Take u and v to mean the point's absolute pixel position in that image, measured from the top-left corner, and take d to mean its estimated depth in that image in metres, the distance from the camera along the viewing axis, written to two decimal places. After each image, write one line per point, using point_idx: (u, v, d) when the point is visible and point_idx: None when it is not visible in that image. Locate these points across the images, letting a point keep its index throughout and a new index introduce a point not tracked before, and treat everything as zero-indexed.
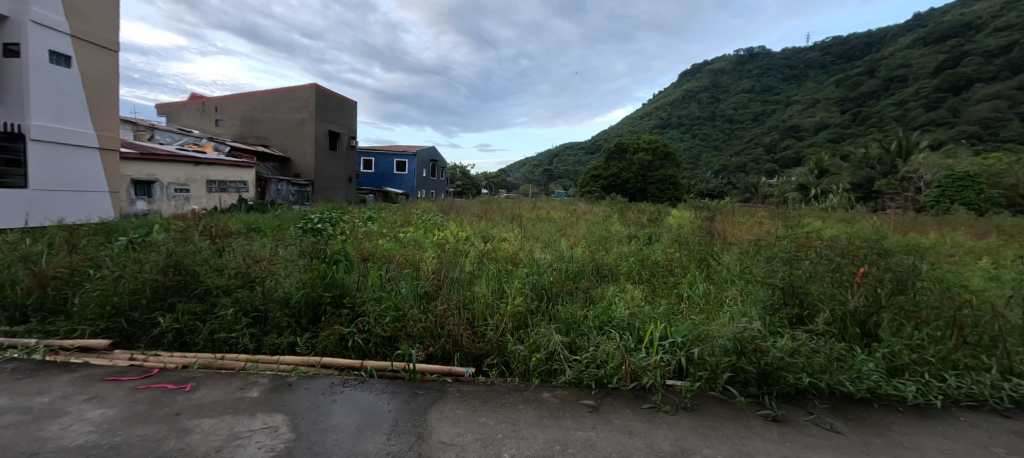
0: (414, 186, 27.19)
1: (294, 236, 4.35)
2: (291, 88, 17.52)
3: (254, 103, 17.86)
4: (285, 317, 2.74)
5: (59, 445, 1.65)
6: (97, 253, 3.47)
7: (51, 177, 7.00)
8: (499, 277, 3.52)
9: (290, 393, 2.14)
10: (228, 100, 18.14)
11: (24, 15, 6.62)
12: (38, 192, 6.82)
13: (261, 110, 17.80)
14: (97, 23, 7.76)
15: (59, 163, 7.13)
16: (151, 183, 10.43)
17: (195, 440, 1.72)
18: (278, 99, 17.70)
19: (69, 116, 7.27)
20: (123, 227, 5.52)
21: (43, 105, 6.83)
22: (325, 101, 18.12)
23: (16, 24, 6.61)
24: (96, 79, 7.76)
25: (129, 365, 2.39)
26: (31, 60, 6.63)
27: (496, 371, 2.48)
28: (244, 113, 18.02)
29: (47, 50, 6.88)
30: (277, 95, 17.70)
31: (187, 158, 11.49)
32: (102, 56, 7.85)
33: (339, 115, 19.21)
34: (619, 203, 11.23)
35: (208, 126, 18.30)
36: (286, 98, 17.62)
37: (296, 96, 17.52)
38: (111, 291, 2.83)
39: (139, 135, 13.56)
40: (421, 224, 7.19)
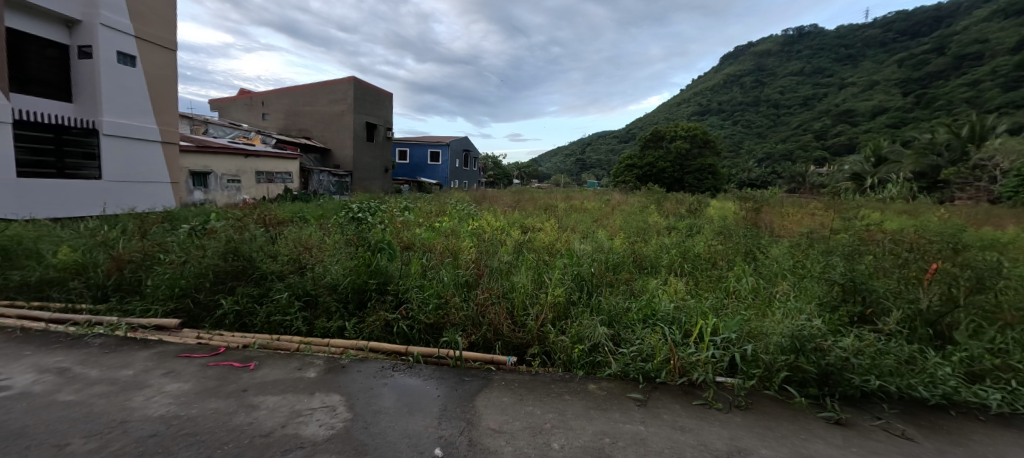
0: (446, 177, 27.50)
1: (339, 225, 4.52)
2: (330, 81, 18.10)
3: (295, 96, 18.56)
4: (334, 302, 2.85)
5: (144, 415, 1.81)
6: (163, 239, 3.72)
7: (121, 169, 7.62)
8: (537, 267, 3.49)
9: (343, 374, 2.23)
10: (273, 94, 18.98)
11: (93, 19, 7.10)
12: (111, 183, 7.46)
13: (303, 103, 18.50)
14: (157, 24, 8.27)
15: (127, 156, 7.74)
16: (207, 174, 11.14)
17: (262, 415, 1.83)
18: (318, 92, 18.31)
19: (133, 112, 7.82)
20: (185, 216, 5.92)
21: (113, 103, 7.40)
22: (362, 93, 18.57)
23: (88, 26, 7.11)
24: (156, 78, 8.30)
25: (197, 343, 2.56)
26: (101, 61, 7.16)
27: (538, 360, 2.48)
28: (288, 106, 18.79)
29: (115, 51, 7.39)
30: (318, 88, 18.33)
31: (238, 152, 12.18)
32: (162, 56, 8.38)
33: (375, 107, 19.68)
34: (655, 193, 10.95)
35: (255, 120, 19.27)
36: (326, 92, 18.22)
37: (335, 90, 18.10)
38: (177, 274, 3.02)
39: (195, 129, 14.53)
40: (456, 213, 7.31)
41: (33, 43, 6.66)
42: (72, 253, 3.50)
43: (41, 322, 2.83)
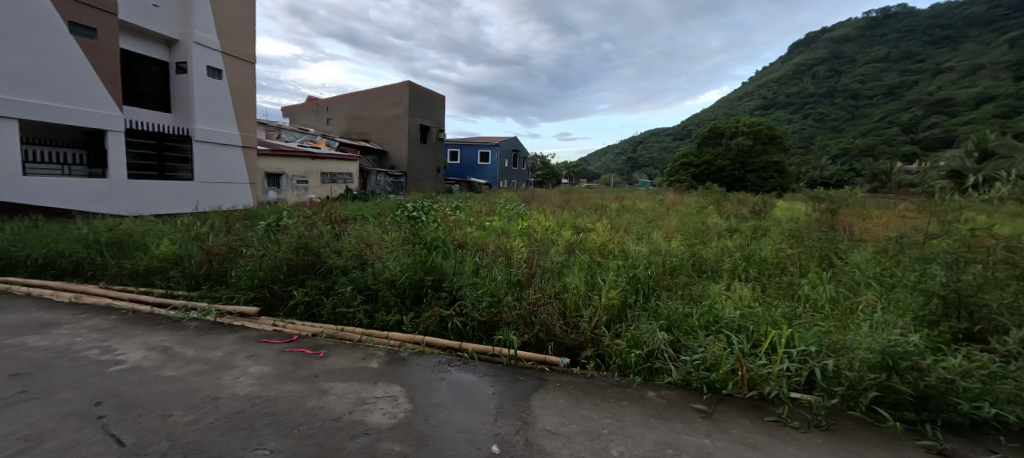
0: (495, 177, 27.95)
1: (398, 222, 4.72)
2: (387, 86, 19.09)
3: (355, 102, 19.79)
4: (393, 296, 2.98)
5: (232, 394, 2.02)
6: (244, 234, 4.11)
7: (207, 172, 9.16)
8: (590, 268, 3.42)
9: (403, 367, 2.33)
10: (336, 100, 20.40)
11: (188, 38, 8.60)
12: (199, 185, 9.01)
13: (363, 107, 19.68)
14: (239, 41, 9.77)
15: (212, 161, 9.27)
16: (279, 176, 12.21)
17: (331, 400, 1.96)
18: (377, 96, 19.38)
19: (219, 120, 9.33)
20: (262, 213, 6.53)
21: (203, 111, 8.92)
22: (416, 96, 19.39)
23: (183, 45, 8.63)
24: (238, 88, 9.82)
25: (273, 330, 2.80)
26: (194, 75, 8.66)
27: (593, 364, 2.44)
28: (349, 111, 20.05)
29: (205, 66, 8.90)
30: (376, 94, 19.39)
31: (306, 155, 13.17)
32: (241, 68, 9.85)
33: (428, 110, 20.45)
34: (714, 192, 10.34)
35: (321, 125, 20.84)
36: (383, 97, 19.26)
37: (392, 94, 19.06)
38: (257, 266, 3.32)
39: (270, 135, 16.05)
40: (505, 212, 7.40)
41: (142, 63, 8.29)
42: (172, 245, 3.98)
43: (147, 305, 3.24)
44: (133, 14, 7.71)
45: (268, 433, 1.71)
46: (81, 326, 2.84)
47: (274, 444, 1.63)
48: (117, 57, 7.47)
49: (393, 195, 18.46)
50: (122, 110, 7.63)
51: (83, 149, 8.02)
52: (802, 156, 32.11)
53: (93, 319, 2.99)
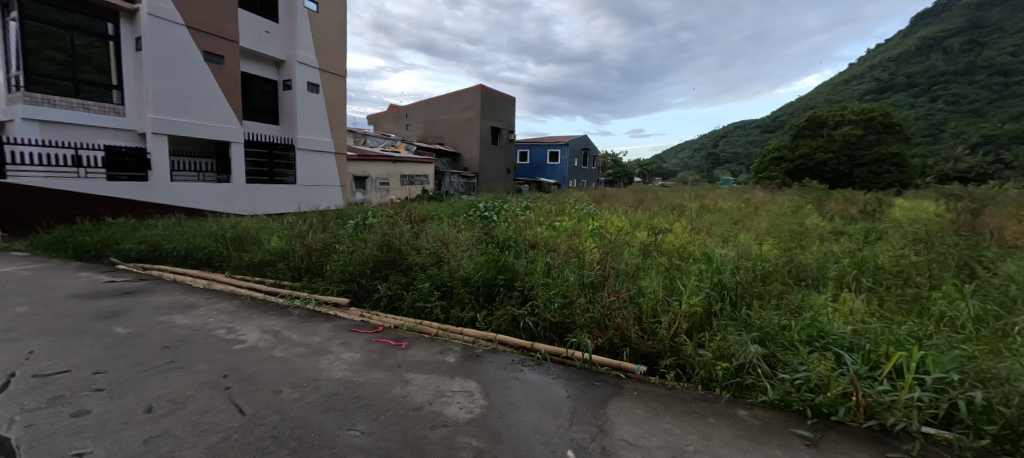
0: (565, 176, 27.82)
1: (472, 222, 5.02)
2: (461, 91, 20.00)
3: (431, 107, 21.01)
4: (467, 293, 3.10)
5: (330, 378, 2.26)
6: (337, 232, 4.58)
7: (307, 176, 11.12)
8: (669, 272, 3.22)
9: (478, 363, 2.42)
10: (414, 107, 21.90)
11: (291, 58, 10.48)
12: (301, 188, 10.99)
13: (438, 113, 20.85)
14: (331, 57, 11.52)
15: (311, 166, 11.22)
16: (365, 179, 13.56)
17: (413, 390, 2.10)
18: (451, 101, 20.39)
19: (317, 130, 11.25)
20: (351, 212, 7.20)
21: (304, 123, 10.84)
22: (488, 99, 20.04)
23: (289, 65, 10.64)
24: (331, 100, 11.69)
25: (361, 320, 3.08)
26: (296, 90, 10.54)
27: (672, 374, 2.30)
28: (425, 116, 21.35)
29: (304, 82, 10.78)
30: (450, 99, 20.40)
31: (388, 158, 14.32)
32: (332, 81, 11.62)
33: (500, 112, 21.00)
34: (817, 190, 9.08)
35: (400, 130, 22.56)
36: (456, 101, 20.22)
37: (465, 98, 19.93)
38: (347, 261, 3.67)
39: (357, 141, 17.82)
40: (574, 212, 7.29)
41: (257, 82, 10.28)
42: (280, 241, 4.57)
43: (261, 293, 3.75)
44: (253, 41, 9.74)
45: (359, 416, 1.88)
46: (214, 308, 3.40)
47: (365, 427, 1.79)
48: (237, 78, 9.41)
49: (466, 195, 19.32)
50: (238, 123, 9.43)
51: (212, 160, 9.55)
52: (928, 145, 23.63)
53: (222, 302, 3.55)
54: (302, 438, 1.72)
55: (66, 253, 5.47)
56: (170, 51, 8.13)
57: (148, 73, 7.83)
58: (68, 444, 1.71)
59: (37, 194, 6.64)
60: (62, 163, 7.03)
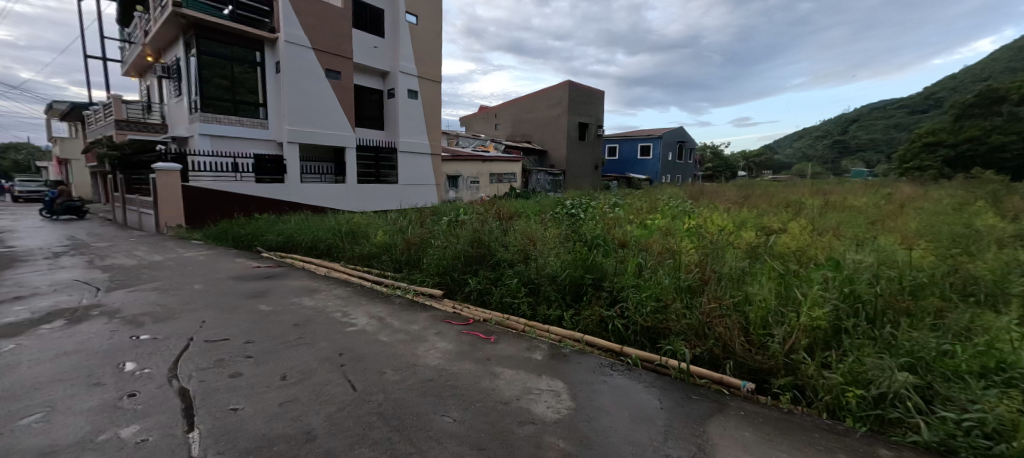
0: (658, 171, 26.50)
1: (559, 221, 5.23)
2: (548, 88, 20.25)
3: (518, 107, 21.69)
4: (554, 291, 3.12)
5: (426, 364, 2.44)
6: (432, 227, 4.94)
7: (407, 176, 12.98)
8: (784, 279, 2.82)
9: (565, 363, 2.40)
10: (502, 107, 22.84)
11: (394, 68, 12.24)
12: (402, 186, 12.84)
13: (525, 111, 21.42)
14: (426, 64, 13.15)
15: (410, 167, 13.05)
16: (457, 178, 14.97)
17: (501, 384, 2.15)
18: (538, 99, 20.76)
19: (415, 133, 13.00)
20: (444, 209, 7.72)
21: (404, 127, 12.64)
22: (575, 95, 19.96)
23: (392, 75, 12.37)
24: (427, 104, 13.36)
25: (453, 311, 3.28)
26: (397, 98, 12.30)
27: (788, 396, 2.00)
28: (513, 115, 22.16)
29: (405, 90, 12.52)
30: (537, 96, 20.76)
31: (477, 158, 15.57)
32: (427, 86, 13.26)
33: (587, 107, 20.77)
34: (999, 183, 7.17)
35: (490, 130, 23.77)
36: (543, 98, 20.50)
37: (552, 95, 20.14)
38: (441, 255, 3.94)
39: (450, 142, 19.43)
40: (667, 210, 6.84)
41: (367, 93, 12.26)
42: (384, 235, 5.08)
43: (369, 281, 4.21)
44: (364, 55, 11.62)
45: (451, 403, 1.98)
46: (332, 293, 3.90)
47: (457, 414, 1.87)
48: (350, 91, 11.27)
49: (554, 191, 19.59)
50: (350, 130, 11.32)
51: (332, 162, 11.68)
52: None
53: (338, 288, 4.07)
54: (402, 418, 1.86)
55: (227, 242, 6.76)
56: (302, 72, 10.12)
57: (288, 93, 9.90)
58: (227, 399, 2.10)
59: (212, 192, 8.85)
60: (229, 170, 9.29)
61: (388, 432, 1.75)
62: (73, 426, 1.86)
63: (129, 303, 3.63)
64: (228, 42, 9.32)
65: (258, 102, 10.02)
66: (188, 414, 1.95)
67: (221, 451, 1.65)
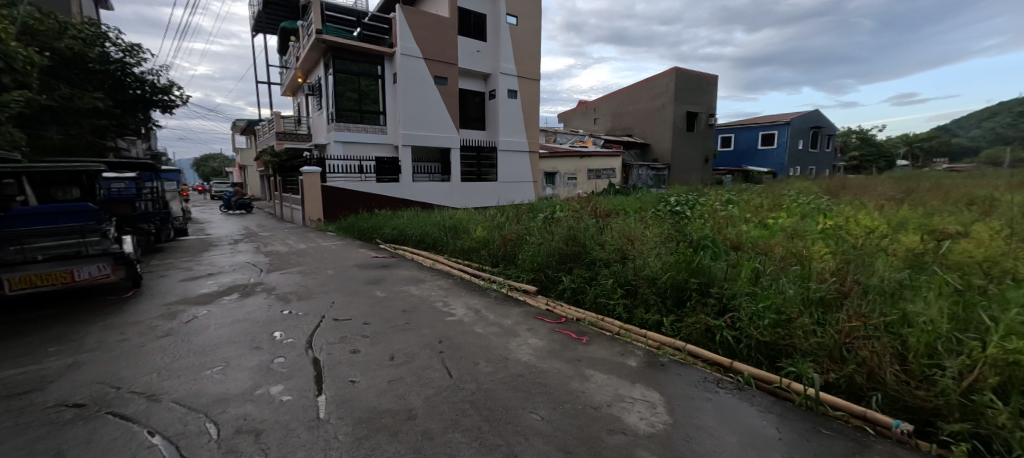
0: (784, 162, 23.35)
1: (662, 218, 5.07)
2: (652, 78, 19.49)
3: (620, 99, 21.39)
4: (653, 294, 2.95)
5: (518, 358, 2.48)
6: (528, 224, 5.07)
7: (508, 173, 13.91)
8: (964, 295, 2.23)
9: (663, 374, 2.22)
10: (603, 101, 22.75)
11: (496, 69, 12.98)
12: (502, 183, 13.79)
13: (627, 103, 20.97)
14: (526, 62, 13.66)
15: (511, 165, 13.95)
16: (554, 175, 16.05)
17: (592, 388, 2.07)
18: (641, 90, 20.11)
19: (514, 133, 13.79)
20: (541, 206, 7.85)
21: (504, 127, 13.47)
22: (683, 82, 18.82)
23: (493, 76, 13.13)
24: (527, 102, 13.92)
25: (546, 308, 3.31)
26: (498, 98, 13.07)
27: (964, 448, 1.53)
28: (614, 108, 21.91)
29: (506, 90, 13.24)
30: (641, 87, 20.13)
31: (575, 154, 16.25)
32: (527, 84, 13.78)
33: (698, 94, 19.40)
34: None
35: (590, 125, 23.90)
36: (646, 88, 19.78)
37: (656, 85, 19.32)
38: (536, 251, 4.05)
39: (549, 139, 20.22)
40: (796, 208, 5.97)
41: (471, 96, 13.26)
42: (483, 231, 5.36)
43: (469, 274, 4.48)
44: (468, 59, 12.55)
45: (540, 401, 1.97)
46: (436, 284, 4.24)
47: (545, 413, 1.85)
48: (456, 95, 12.32)
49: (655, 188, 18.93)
50: (454, 131, 12.39)
51: (438, 163, 12.97)
52: None
53: (441, 279, 4.40)
54: (493, 409, 1.91)
55: (353, 234, 7.83)
56: (416, 82, 11.40)
57: (404, 101, 11.22)
58: (348, 371, 2.40)
59: (345, 192, 10.35)
60: (356, 172, 10.78)
61: (478, 421, 1.81)
62: (239, 380, 2.32)
63: (282, 282, 4.44)
64: (356, 59, 11.02)
65: (380, 110, 11.57)
66: (318, 381, 2.28)
67: (341, 417, 1.89)
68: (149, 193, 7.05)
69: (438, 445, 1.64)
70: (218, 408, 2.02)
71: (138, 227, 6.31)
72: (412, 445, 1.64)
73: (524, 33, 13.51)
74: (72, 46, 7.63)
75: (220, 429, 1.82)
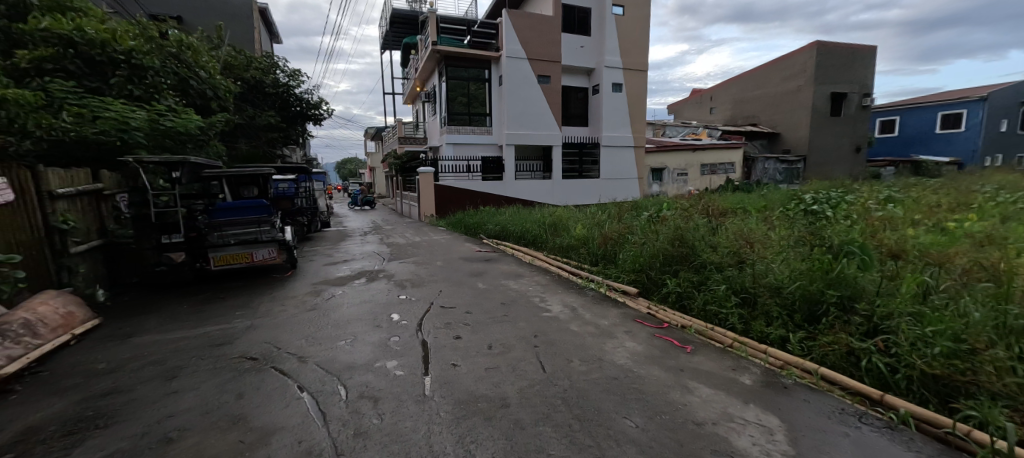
0: (975, 148, 18.37)
1: (790, 218, 4.59)
2: (785, 57, 17.15)
3: (743, 84, 19.35)
4: (777, 306, 2.61)
5: (613, 360, 2.41)
6: (631, 223, 4.92)
7: (611, 170, 13.64)
8: None
9: (784, 397, 1.93)
10: (721, 88, 20.83)
11: (601, 64, 12.75)
12: (605, 180, 13.58)
13: (752, 88, 18.88)
14: (633, 54, 13.16)
15: (615, 161, 13.65)
16: (662, 170, 15.30)
17: (695, 402, 1.90)
18: (771, 72, 17.87)
19: (619, 127, 13.43)
20: (645, 204, 7.51)
21: (608, 122, 13.22)
22: (827, 59, 16.12)
23: (597, 71, 12.94)
24: (634, 96, 13.43)
25: (647, 312, 3.17)
26: (602, 93, 12.86)
27: None
28: (735, 95, 19.95)
29: (610, 84, 12.96)
30: (770, 69, 17.87)
31: (688, 148, 15.27)
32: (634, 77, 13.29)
33: (847, 71, 16.43)
34: None
35: (704, 115, 22.13)
36: (780, 69, 17.46)
37: (790, 65, 16.94)
38: (638, 252, 3.93)
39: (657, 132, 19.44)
40: (997, 210, 4.66)
41: (574, 93, 13.33)
42: (583, 230, 5.36)
43: (567, 272, 4.51)
44: (571, 56, 12.55)
45: (635, 407, 1.87)
46: (534, 279, 4.36)
47: (640, 421, 1.76)
48: (558, 92, 12.44)
49: (786, 184, 16.59)
50: (557, 129, 12.58)
51: (540, 161, 13.27)
52: None
53: (539, 275, 4.52)
54: (585, 409, 1.88)
55: (460, 230, 8.47)
56: (521, 82, 11.83)
57: (509, 101, 11.75)
58: (451, 355, 2.60)
59: (459, 191, 11.31)
60: (465, 171, 11.56)
61: (570, 419, 1.80)
62: (363, 352, 2.69)
63: (400, 270, 5.03)
64: (467, 66, 11.79)
65: (486, 112, 12.27)
66: (426, 360, 2.53)
67: (443, 396, 2.06)
68: (304, 191, 8.64)
69: (529, 436, 1.67)
70: (346, 374, 2.38)
71: (296, 219, 7.75)
72: (505, 432, 1.71)
73: (623, 23, 12.88)
74: (253, 74, 9.98)
75: (347, 392, 2.14)
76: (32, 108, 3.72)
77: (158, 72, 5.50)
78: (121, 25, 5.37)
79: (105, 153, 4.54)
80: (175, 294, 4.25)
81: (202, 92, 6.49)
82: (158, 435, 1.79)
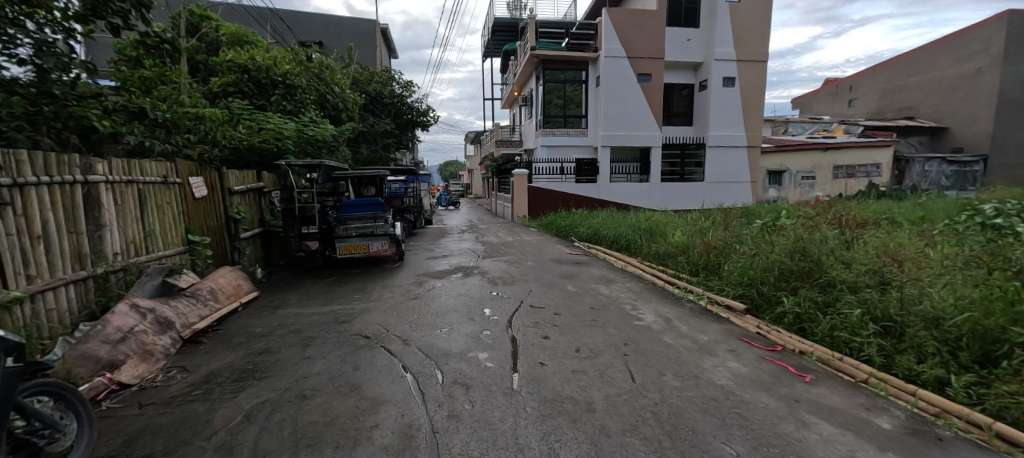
0: None
1: (963, 234, 3.73)
2: (963, 32, 13.69)
3: (896, 69, 16.03)
4: (934, 341, 2.14)
5: (712, 379, 2.23)
6: (741, 232, 4.49)
7: (718, 172, 12.42)
8: None
9: (940, 450, 1.57)
10: (865, 76, 17.47)
11: (711, 56, 11.69)
12: (711, 184, 12.43)
13: (910, 73, 15.57)
14: (751, 42, 11.78)
15: (725, 163, 12.39)
16: (783, 173, 13.45)
17: (813, 439, 1.65)
18: (937, 52, 14.46)
19: (729, 124, 12.14)
20: (759, 212, 6.76)
21: (716, 119, 12.06)
22: None
23: (706, 65, 11.92)
24: (750, 89, 12.03)
25: (756, 332, 2.85)
26: (711, 87, 11.78)
27: None
28: (885, 83, 16.67)
29: (721, 77, 11.79)
30: (938, 48, 14.43)
31: (818, 147, 13.18)
32: (752, 69, 11.91)
33: None
34: None
35: (841, 107, 18.89)
36: (951, 48, 13.99)
37: (969, 41, 13.47)
38: (747, 265, 3.57)
39: (776, 130, 17.20)
40: None
41: (677, 89, 12.57)
42: (682, 237, 5.03)
43: (662, 280, 4.27)
44: (674, 50, 11.78)
45: (736, 434, 1.70)
46: (627, 285, 4.22)
47: (740, 449, 1.59)
48: (659, 89, 11.71)
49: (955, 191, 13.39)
50: (656, 127, 11.87)
51: (637, 162, 12.68)
52: None
53: (632, 282, 4.36)
54: (677, 428, 1.77)
55: (551, 232, 8.56)
56: (618, 79, 11.43)
57: (605, 101, 11.48)
58: (538, 354, 2.65)
59: (555, 193, 11.31)
60: (558, 173, 11.55)
61: (660, 435, 1.71)
62: (457, 341, 2.91)
63: (494, 268, 5.29)
64: (563, 67, 11.91)
65: (582, 113, 12.27)
66: (515, 357, 2.62)
67: (529, 392, 2.13)
68: (412, 191, 9.61)
69: (614, 445, 1.63)
70: (443, 360, 2.58)
71: (404, 216, 8.66)
72: (589, 437, 1.70)
73: (737, 8, 11.57)
74: (375, 87, 11.59)
75: (442, 376, 2.33)
76: (220, 123, 4.76)
77: (305, 90, 6.53)
78: (281, 54, 6.64)
79: (265, 158, 5.59)
80: (308, 276, 5.09)
81: (336, 105, 7.58)
82: (296, 391, 2.18)
